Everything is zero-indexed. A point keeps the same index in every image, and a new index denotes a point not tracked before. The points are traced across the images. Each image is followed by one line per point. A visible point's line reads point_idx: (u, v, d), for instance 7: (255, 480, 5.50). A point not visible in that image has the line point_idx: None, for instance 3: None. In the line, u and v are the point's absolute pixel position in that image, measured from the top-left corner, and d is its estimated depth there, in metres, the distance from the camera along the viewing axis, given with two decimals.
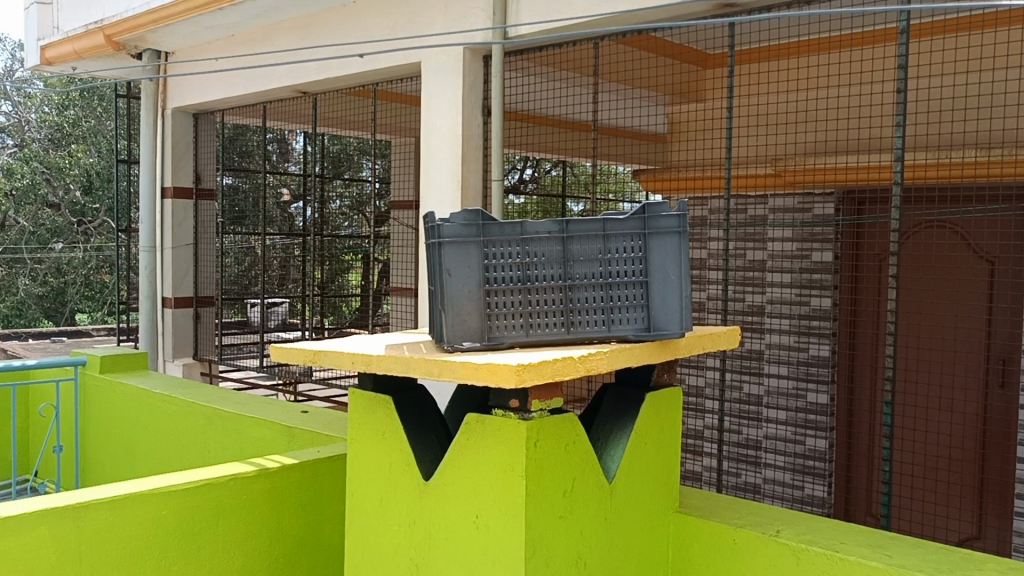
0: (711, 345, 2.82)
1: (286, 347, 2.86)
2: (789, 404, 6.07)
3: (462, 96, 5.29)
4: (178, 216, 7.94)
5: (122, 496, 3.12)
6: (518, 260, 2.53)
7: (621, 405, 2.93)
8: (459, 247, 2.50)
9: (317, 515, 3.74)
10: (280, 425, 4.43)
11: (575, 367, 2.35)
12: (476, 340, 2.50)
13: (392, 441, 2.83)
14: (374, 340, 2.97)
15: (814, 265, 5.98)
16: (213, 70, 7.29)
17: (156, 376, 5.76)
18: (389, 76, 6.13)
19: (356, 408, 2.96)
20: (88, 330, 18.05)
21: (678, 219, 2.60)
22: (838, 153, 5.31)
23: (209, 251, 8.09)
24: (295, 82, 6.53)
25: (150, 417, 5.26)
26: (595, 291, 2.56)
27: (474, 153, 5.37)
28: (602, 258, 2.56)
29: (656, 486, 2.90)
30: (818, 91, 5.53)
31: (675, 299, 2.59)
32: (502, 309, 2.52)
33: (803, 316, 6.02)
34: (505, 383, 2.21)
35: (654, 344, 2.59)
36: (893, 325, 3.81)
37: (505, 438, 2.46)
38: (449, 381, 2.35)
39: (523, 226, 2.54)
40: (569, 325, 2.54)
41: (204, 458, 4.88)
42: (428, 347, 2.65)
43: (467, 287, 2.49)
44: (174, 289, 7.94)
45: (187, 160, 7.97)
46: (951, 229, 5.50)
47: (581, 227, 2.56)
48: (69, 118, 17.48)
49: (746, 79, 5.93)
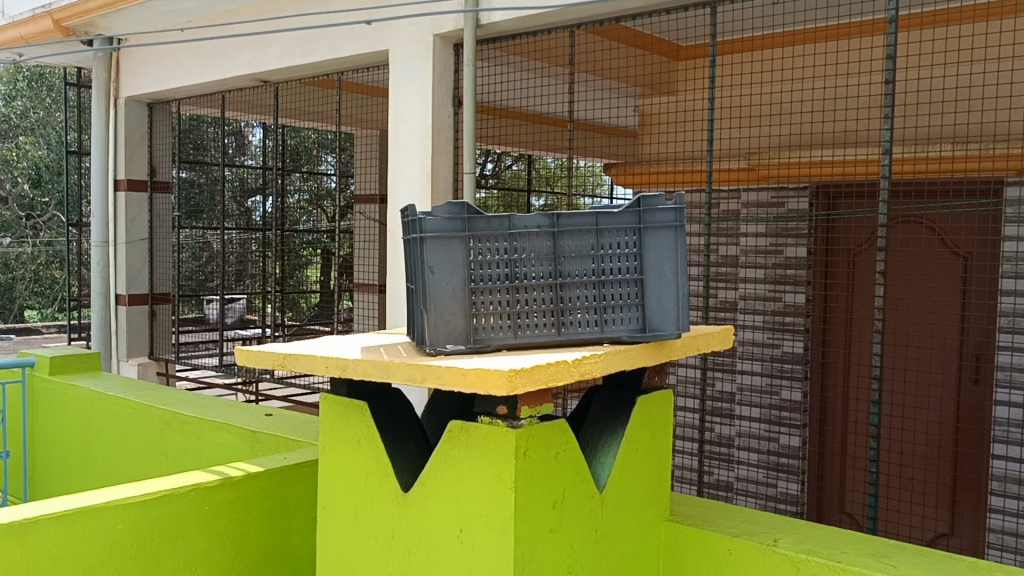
0: (705, 346, 2.69)
1: (253, 350, 2.65)
2: (760, 401, 5.94)
3: (432, 86, 5.10)
4: (131, 210, 7.58)
5: (73, 510, 2.89)
6: (506, 257, 2.37)
7: (611, 409, 2.78)
8: (443, 243, 2.33)
9: (284, 526, 3.53)
10: (243, 430, 4.21)
11: (569, 371, 2.19)
12: (460, 343, 2.33)
13: (368, 449, 2.65)
14: (348, 341, 2.78)
15: (787, 261, 5.86)
16: (169, 57, 6.99)
17: (110, 377, 5.48)
18: (355, 65, 5.91)
19: (327, 415, 2.77)
20: (39, 327, 17.49)
21: (675, 212, 2.45)
22: (817, 146, 5.20)
23: (165, 246, 7.76)
24: (256, 70, 6.27)
25: (104, 421, 5.00)
26: (587, 289, 2.41)
27: (444, 145, 5.18)
28: (595, 254, 2.41)
29: (648, 493, 2.76)
30: (795, 84, 5.40)
31: (671, 298, 2.45)
32: (488, 309, 2.35)
33: (776, 313, 5.90)
34: (496, 391, 2.04)
35: (650, 346, 2.45)
36: (881, 323, 3.71)
37: (491, 447, 2.30)
38: (433, 387, 2.18)
39: (511, 221, 2.38)
40: (559, 326, 2.38)
41: (162, 464, 4.63)
42: (408, 350, 2.47)
43: (451, 286, 2.33)
44: (128, 286, 7.57)
45: (142, 151, 7.64)
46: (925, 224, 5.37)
47: (572, 222, 2.40)
48: (16, 109, 16.49)
49: (726, 71, 5.78)
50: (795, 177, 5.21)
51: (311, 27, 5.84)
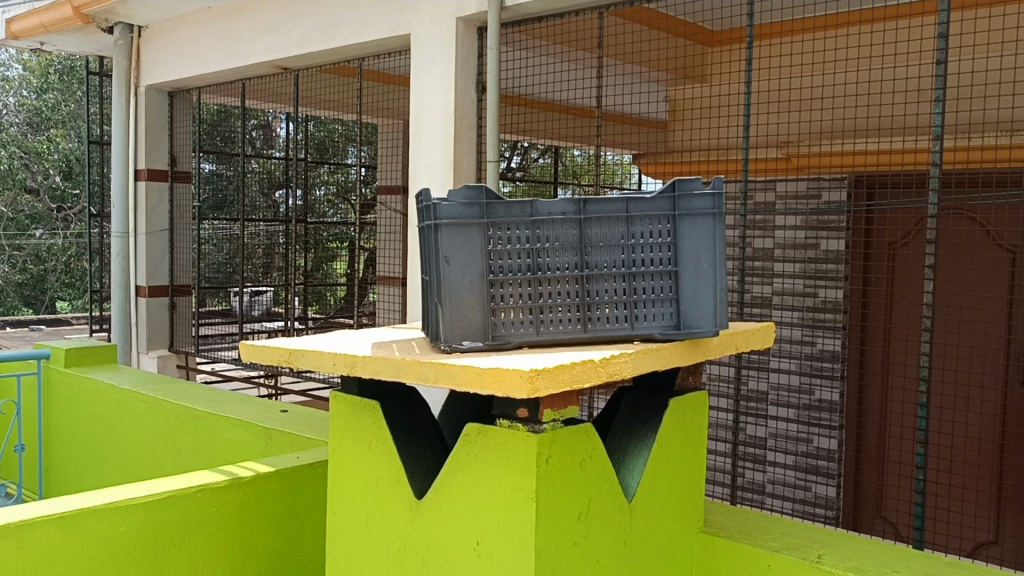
0: (745, 344, 2.49)
1: (258, 345, 2.49)
2: (794, 401, 5.73)
3: (455, 71, 4.91)
4: (152, 201, 7.48)
5: (73, 511, 2.74)
6: (527, 246, 2.18)
7: (641, 412, 2.59)
8: (460, 230, 2.15)
9: (296, 529, 3.37)
10: (257, 427, 4.06)
11: (597, 372, 2.00)
12: (477, 339, 2.15)
13: (380, 452, 2.47)
14: (360, 336, 2.61)
15: (826, 255, 5.62)
16: (189, 44, 6.87)
17: (126, 370, 5.36)
18: (376, 51, 5.74)
19: (337, 415, 2.60)
20: (70, 320, 17.41)
21: (713, 198, 2.24)
22: (859, 137, 4.99)
23: (185, 237, 7.65)
24: (275, 57, 6.12)
25: (118, 415, 4.88)
26: (616, 282, 2.21)
27: (467, 132, 5.00)
28: (625, 243, 2.21)
29: (680, 503, 2.56)
30: (836, 72, 5.15)
31: (709, 292, 2.25)
32: (508, 303, 2.16)
33: (814, 310, 5.67)
34: (515, 393, 1.85)
35: (685, 345, 2.25)
36: (930, 321, 3.47)
37: (511, 453, 2.11)
38: (446, 389, 2.00)
39: (533, 206, 2.19)
40: (586, 321, 2.19)
41: (176, 461, 4.49)
42: (422, 347, 2.29)
43: (468, 277, 2.14)
44: (148, 278, 7.46)
45: (162, 140, 7.53)
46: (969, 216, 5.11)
47: (601, 208, 2.21)
48: (48, 101, 16.53)
49: (762, 59, 5.53)
50: (830, 167, 5.04)
51: (331, 11, 5.68)
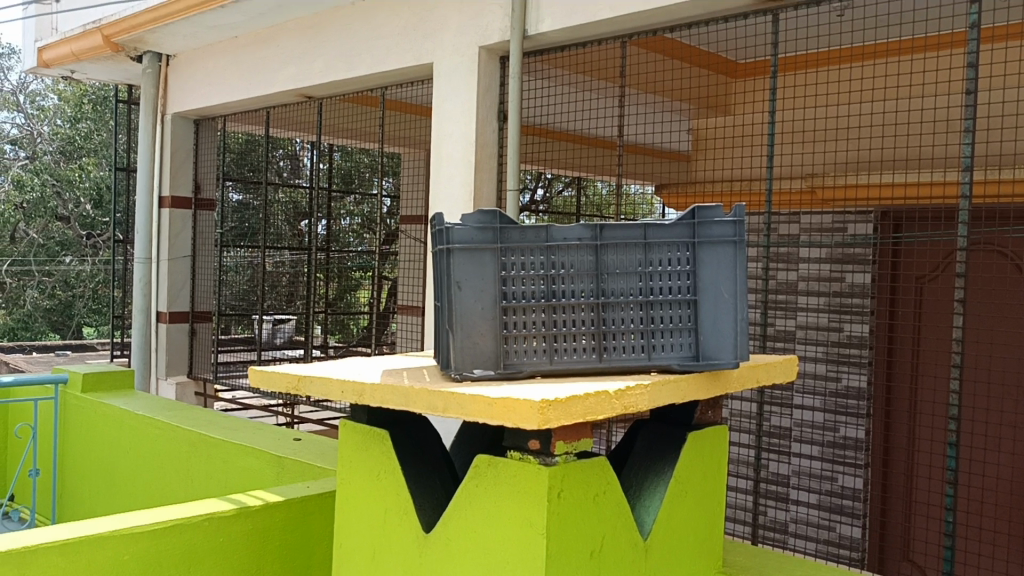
0: (766, 378, 2.40)
1: (267, 371, 2.44)
2: (818, 438, 5.60)
3: (477, 99, 4.90)
4: (175, 227, 7.51)
5: (76, 539, 2.69)
6: (542, 272, 2.12)
7: (658, 446, 2.50)
8: (473, 255, 2.10)
9: (305, 561, 3.30)
10: (269, 455, 4.01)
11: (611, 404, 1.93)
12: (489, 368, 2.09)
13: (388, 483, 2.41)
14: (371, 364, 2.56)
15: (851, 289, 5.51)
16: (215, 73, 6.94)
17: (143, 396, 5.33)
18: (398, 80, 5.76)
19: (346, 444, 2.55)
20: (96, 347, 17.36)
21: (734, 226, 2.18)
22: (886, 170, 4.93)
23: (207, 264, 7.67)
24: (299, 85, 6.15)
25: (132, 441, 4.85)
26: (633, 311, 2.15)
27: (488, 161, 4.97)
28: (643, 271, 2.15)
29: (698, 542, 2.47)
30: (863, 104, 5.09)
31: (729, 322, 2.18)
32: (521, 331, 2.10)
33: (839, 345, 5.56)
34: (525, 424, 1.78)
35: (704, 376, 2.17)
36: (960, 357, 3.35)
37: (521, 486, 2.04)
38: (455, 418, 1.94)
39: (548, 232, 2.14)
40: (602, 351, 2.12)
41: (188, 488, 4.44)
42: (432, 375, 2.24)
43: (480, 303, 2.09)
44: (169, 304, 7.48)
45: (187, 167, 7.58)
46: (1000, 251, 4.99)
47: (618, 234, 2.15)
48: (80, 131, 16.69)
49: (787, 90, 5.46)
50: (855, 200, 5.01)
51: (355, 41, 5.71)
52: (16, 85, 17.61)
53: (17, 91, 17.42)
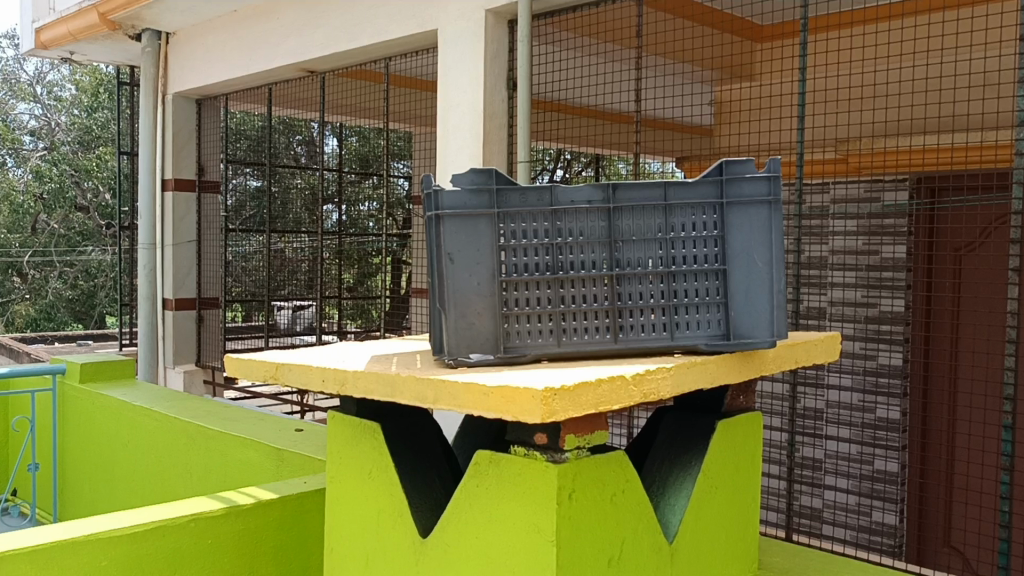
0: (807, 358, 2.11)
1: (243, 358, 2.19)
2: (853, 420, 5.26)
3: (484, 66, 4.60)
4: (179, 211, 7.29)
5: (46, 545, 2.44)
6: (546, 241, 1.85)
7: (684, 436, 2.22)
8: (465, 222, 1.83)
9: (303, 560, 3.07)
10: (268, 448, 3.77)
11: (628, 391, 1.65)
12: (488, 351, 1.82)
13: (381, 482, 2.15)
14: (360, 350, 2.30)
15: (883, 262, 5.17)
16: (215, 50, 6.68)
17: (143, 387, 5.12)
18: (402, 50, 5.48)
19: (336, 438, 2.29)
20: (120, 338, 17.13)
21: (769, 183, 1.88)
22: (927, 134, 4.61)
23: (213, 249, 7.45)
24: (300, 59, 5.88)
25: (131, 433, 4.64)
26: (654, 283, 1.86)
27: (497, 132, 4.68)
28: (663, 237, 1.87)
29: (729, 543, 2.19)
30: (901, 63, 4.72)
31: (764, 295, 1.88)
32: (524, 309, 1.83)
33: (871, 320, 5.24)
34: (527, 418, 1.51)
35: (735, 357, 1.89)
36: (1015, 328, 3.03)
37: (527, 487, 1.77)
38: (447, 411, 1.67)
39: (551, 194, 1.86)
40: (618, 331, 1.85)
41: (187, 483, 4.22)
42: (425, 361, 1.97)
43: (476, 279, 1.82)
44: (175, 290, 7.27)
45: (190, 149, 7.35)
46: None
47: (633, 195, 1.88)
48: (99, 120, 16.41)
49: (819, 51, 5.08)
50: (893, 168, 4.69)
51: (356, 10, 5.43)
52: (33, 75, 17.39)
53: (35, 82, 17.26)
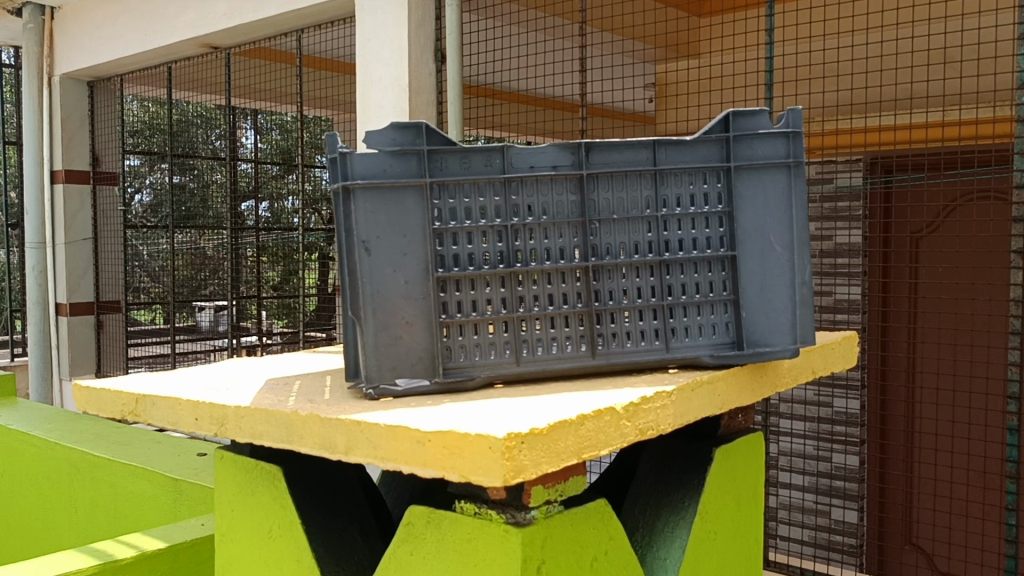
0: (823, 366, 1.72)
1: (93, 388, 1.65)
2: (808, 414, 4.67)
3: (408, 35, 4.08)
4: (72, 206, 6.57)
5: None
6: (497, 224, 1.45)
7: (667, 468, 1.78)
8: (383, 196, 1.40)
9: None
10: (164, 477, 3.20)
11: (621, 428, 1.20)
12: (421, 376, 1.40)
13: (285, 543, 1.64)
14: (251, 370, 1.79)
15: (839, 249, 4.60)
16: (107, 25, 6.00)
17: (25, 407, 4.45)
18: (317, 22, 4.93)
19: (224, 488, 1.77)
20: None
21: (785, 141, 1.54)
22: (896, 109, 4.03)
23: (112, 247, 6.71)
24: (200, 34, 5.27)
25: (7, 461, 3.98)
26: (640, 277, 1.50)
27: (424, 110, 4.15)
28: (651, 215, 1.50)
29: None
30: (869, 35, 4.09)
31: (783, 290, 1.54)
32: (470, 315, 1.42)
33: (827, 310, 4.61)
34: (484, 479, 1.04)
35: (745, 370, 1.54)
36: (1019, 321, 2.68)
37: (479, 558, 1.29)
38: (365, 463, 1.19)
39: (503, 157, 1.45)
40: (596, 343, 1.47)
41: (73, 520, 3.60)
42: (338, 387, 1.49)
43: (401, 277, 1.40)
44: (68, 294, 6.53)
45: (82, 137, 6.62)
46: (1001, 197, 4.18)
47: (610, 158, 1.50)
48: None
49: (784, 22, 4.39)
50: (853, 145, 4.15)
51: None
52: None
53: None
